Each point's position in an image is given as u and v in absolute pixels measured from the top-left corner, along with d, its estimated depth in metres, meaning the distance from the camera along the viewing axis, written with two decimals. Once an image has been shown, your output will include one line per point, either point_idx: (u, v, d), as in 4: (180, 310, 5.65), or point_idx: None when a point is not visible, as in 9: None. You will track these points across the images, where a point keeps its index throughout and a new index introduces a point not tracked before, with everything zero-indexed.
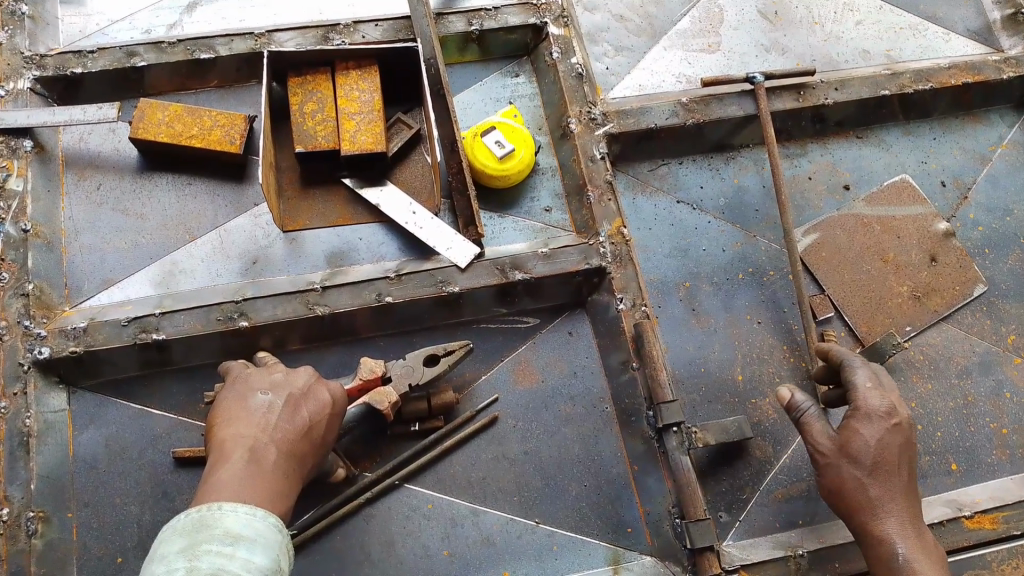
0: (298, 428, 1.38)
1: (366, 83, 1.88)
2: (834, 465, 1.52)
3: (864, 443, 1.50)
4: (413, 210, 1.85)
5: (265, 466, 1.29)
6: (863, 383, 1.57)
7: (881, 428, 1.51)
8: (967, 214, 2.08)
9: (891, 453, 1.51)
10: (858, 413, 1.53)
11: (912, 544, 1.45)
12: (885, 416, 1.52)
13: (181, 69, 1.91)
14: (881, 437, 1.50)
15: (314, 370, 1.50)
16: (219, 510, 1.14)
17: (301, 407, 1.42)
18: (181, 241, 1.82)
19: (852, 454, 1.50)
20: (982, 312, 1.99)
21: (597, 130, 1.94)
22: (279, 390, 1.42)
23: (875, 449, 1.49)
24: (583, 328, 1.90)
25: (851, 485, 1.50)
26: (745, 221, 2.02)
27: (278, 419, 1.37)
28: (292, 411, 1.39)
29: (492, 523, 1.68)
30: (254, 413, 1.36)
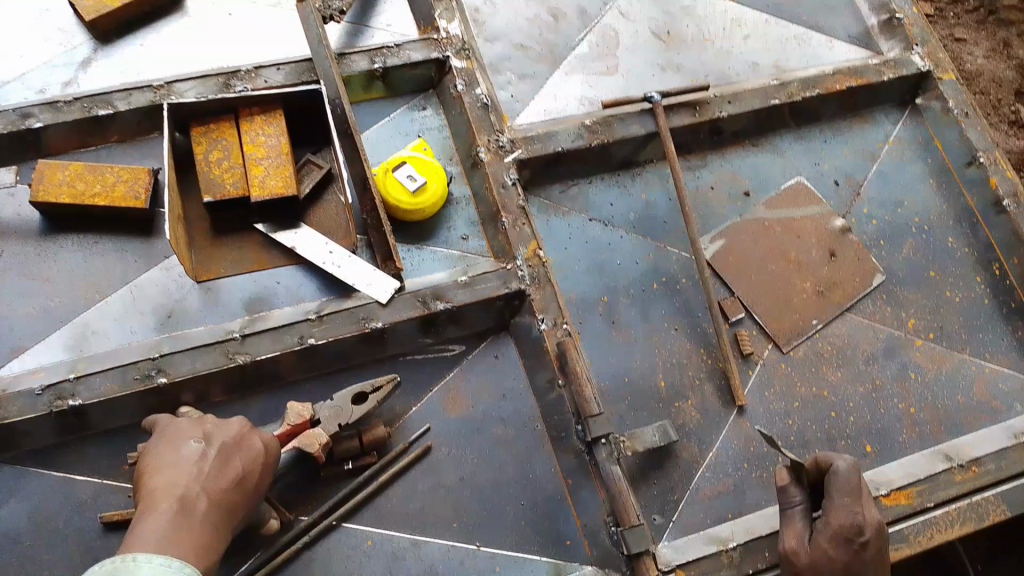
0: (228, 480, 1.39)
1: (272, 127, 1.91)
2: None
3: (833, 563, 1.54)
4: (330, 249, 1.88)
5: (192, 518, 1.30)
6: (835, 499, 1.58)
7: (850, 548, 1.55)
8: (861, 209, 2.20)
9: (858, 570, 1.55)
10: (830, 534, 1.56)
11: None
12: (851, 534, 1.55)
13: (81, 128, 1.89)
14: (849, 557, 1.55)
15: (247, 418, 1.50)
16: (134, 561, 1.14)
17: (234, 458, 1.42)
18: (92, 301, 1.80)
19: (817, 574, 1.55)
20: (883, 301, 2.10)
21: (507, 157, 2.00)
22: (212, 440, 1.42)
23: (839, 572, 1.54)
24: (509, 351, 1.94)
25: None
26: (655, 234, 2.10)
27: (209, 470, 1.37)
28: (224, 462, 1.40)
29: (434, 553, 1.71)
30: (185, 463, 1.36)
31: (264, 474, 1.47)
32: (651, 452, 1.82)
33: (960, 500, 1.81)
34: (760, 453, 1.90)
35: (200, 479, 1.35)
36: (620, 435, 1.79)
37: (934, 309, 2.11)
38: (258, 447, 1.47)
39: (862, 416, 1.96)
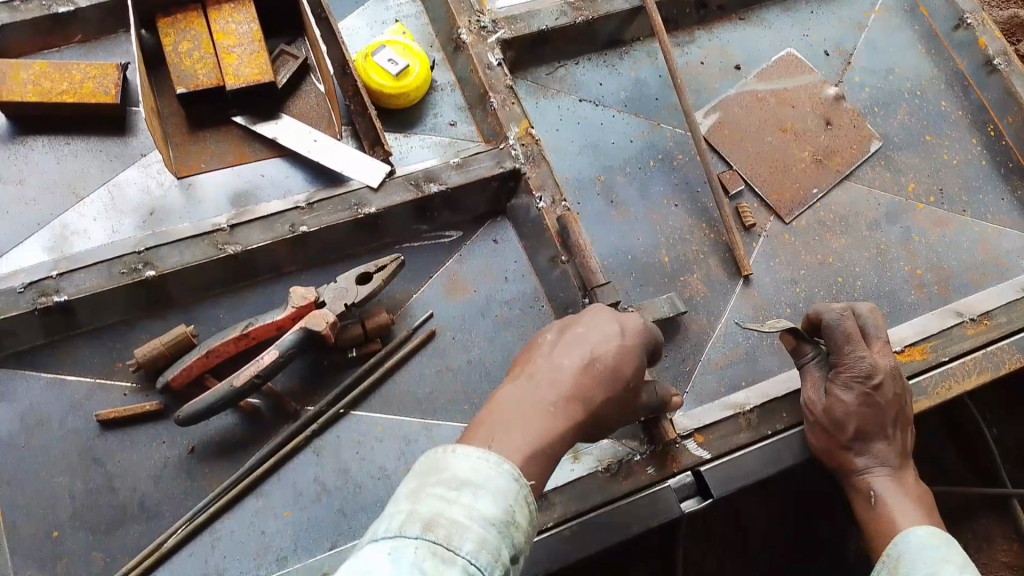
0: (573, 363, 1.22)
1: (242, 15, 1.82)
2: (817, 427, 1.61)
3: (844, 407, 1.57)
4: (315, 138, 1.80)
5: (548, 392, 1.18)
6: (841, 346, 1.60)
7: (862, 392, 1.57)
8: (853, 78, 2.17)
9: (871, 413, 1.58)
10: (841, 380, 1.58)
11: (890, 486, 1.56)
12: (864, 378, 1.57)
13: (40, 27, 1.79)
14: (861, 401, 1.57)
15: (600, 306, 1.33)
16: (453, 452, 1.03)
17: (574, 328, 1.29)
18: (69, 202, 1.72)
19: (831, 422, 1.58)
20: (881, 167, 2.07)
21: (490, 38, 1.92)
22: (612, 325, 1.29)
23: (852, 417, 1.57)
24: (507, 235, 1.88)
25: (834, 439, 1.60)
26: (648, 111, 2.05)
27: (624, 350, 1.27)
28: (644, 335, 1.33)
29: (447, 435, 1.67)
30: (568, 344, 1.25)
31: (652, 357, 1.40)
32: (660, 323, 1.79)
33: (975, 352, 1.77)
34: (770, 321, 1.85)
35: (649, 342, 1.34)
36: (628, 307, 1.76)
37: (932, 172, 2.09)
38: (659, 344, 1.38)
39: (869, 279, 1.93)
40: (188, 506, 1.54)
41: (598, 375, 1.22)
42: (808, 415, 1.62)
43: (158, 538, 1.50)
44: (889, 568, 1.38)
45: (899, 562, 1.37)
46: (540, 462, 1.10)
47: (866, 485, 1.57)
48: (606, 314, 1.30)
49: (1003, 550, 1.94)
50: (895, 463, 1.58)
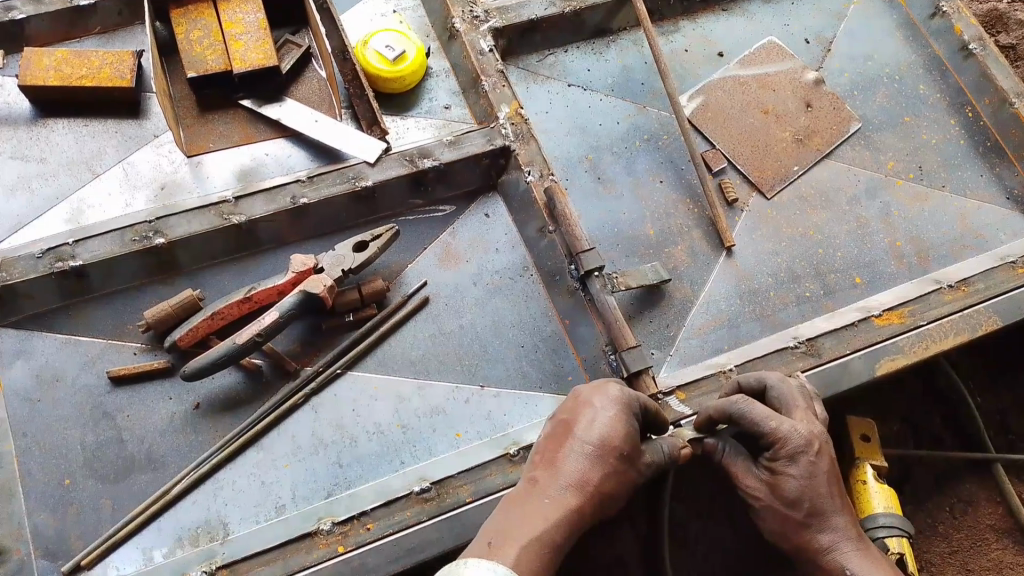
0: (565, 469, 1.32)
1: (249, 5, 1.94)
2: (771, 511, 1.41)
3: (792, 486, 1.38)
4: (316, 119, 1.90)
5: (537, 499, 1.29)
6: (767, 425, 1.39)
7: (806, 465, 1.38)
8: (833, 64, 2.26)
9: (822, 484, 1.39)
10: (782, 456, 1.39)
11: (863, 566, 1.38)
12: (800, 452, 1.38)
13: (63, 19, 1.92)
14: (808, 474, 1.39)
15: (588, 389, 1.41)
16: (466, 564, 1.15)
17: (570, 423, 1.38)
18: (86, 178, 1.83)
19: (785, 502, 1.39)
20: (861, 146, 2.15)
21: (482, 26, 2.03)
22: (603, 398, 1.38)
23: (806, 493, 1.38)
24: (499, 210, 1.97)
25: (791, 523, 1.40)
26: (634, 95, 2.14)
27: (619, 421, 1.36)
28: (637, 399, 1.41)
29: (439, 394, 1.74)
30: (566, 445, 1.35)
31: (649, 422, 1.47)
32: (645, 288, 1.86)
33: (952, 315, 1.82)
34: (751, 289, 1.93)
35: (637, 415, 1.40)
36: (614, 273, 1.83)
37: (912, 151, 2.16)
38: (653, 407, 1.45)
39: (848, 251, 2.01)
40: (193, 458, 1.61)
41: (595, 456, 1.33)
42: (757, 501, 1.43)
43: (163, 487, 1.57)
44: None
45: None
46: (542, 548, 1.23)
47: (840, 568, 1.38)
48: (593, 405, 1.37)
49: (988, 513, 2.02)
50: (857, 543, 1.40)
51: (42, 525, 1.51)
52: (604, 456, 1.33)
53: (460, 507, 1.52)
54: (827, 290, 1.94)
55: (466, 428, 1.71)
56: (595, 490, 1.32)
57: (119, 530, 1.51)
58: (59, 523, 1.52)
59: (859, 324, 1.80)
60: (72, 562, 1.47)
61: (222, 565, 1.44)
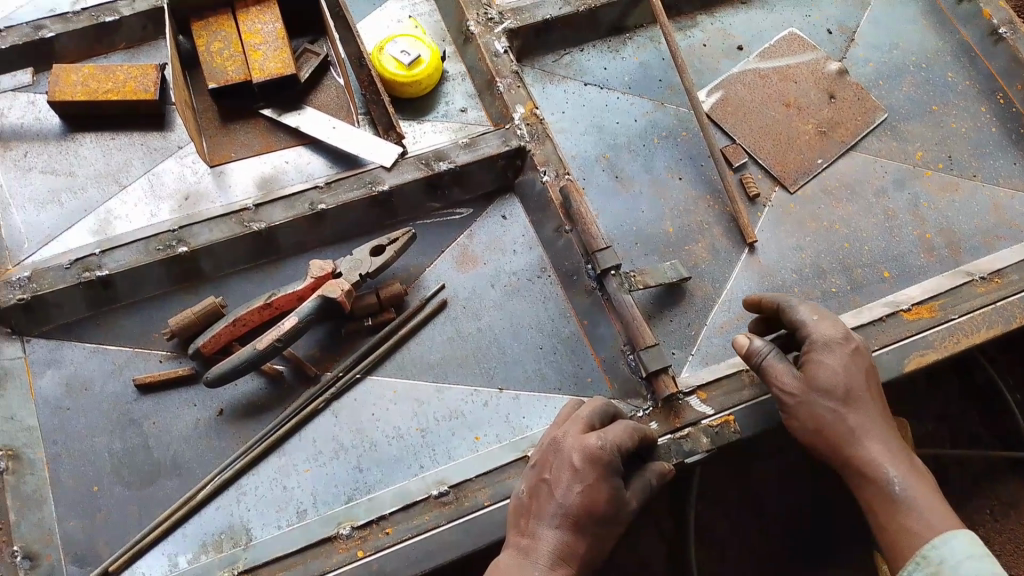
0: (546, 534, 1.29)
1: (267, 16, 1.96)
2: (806, 404, 1.45)
3: (829, 373, 1.44)
4: (334, 125, 1.92)
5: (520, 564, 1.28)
6: (809, 318, 1.52)
7: (843, 356, 1.46)
8: (857, 54, 2.21)
9: (858, 379, 1.45)
10: (816, 345, 1.47)
11: (902, 471, 1.37)
12: (834, 342, 1.47)
13: (89, 35, 1.98)
14: (845, 363, 1.45)
15: (558, 439, 1.36)
16: None
17: (546, 478, 1.34)
18: (113, 191, 1.88)
19: (819, 389, 1.44)
20: (887, 136, 2.10)
21: (497, 28, 2.03)
22: (574, 468, 1.31)
23: (844, 381, 1.43)
24: (516, 211, 1.97)
25: (828, 418, 1.42)
26: (652, 92, 2.12)
27: (592, 492, 1.31)
28: (613, 458, 1.33)
29: (458, 397, 1.75)
30: (546, 505, 1.32)
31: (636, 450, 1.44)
32: (663, 287, 1.84)
33: (984, 308, 1.77)
34: (774, 284, 1.90)
35: (615, 463, 1.34)
36: (631, 272, 1.81)
37: (941, 141, 2.11)
38: (637, 440, 1.40)
39: (876, 244, 1.96)
40: (217, 463, 1.64)
41: (570, 520, 1.29)
42: (790, 396, 1.46)
43: (188, 492, 1.60)
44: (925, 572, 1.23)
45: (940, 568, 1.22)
46: None
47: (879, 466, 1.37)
48: (565, 463, 1.32)
49: None
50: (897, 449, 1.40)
51: (71, 530, 1.55)
52: (582, 528, 1.30)
53: (477, 510, 1.52)
54: (854, 284, 1.90)
55: (486, 430, 1.72)
56: (578, 563, 1.30)
57: (145, 535, 1.54)
58: (89, 528, 1.56)
59: (887, 319, 1.75)
60: (100, 569, 1.51)
61: (244, 570, 1.45)
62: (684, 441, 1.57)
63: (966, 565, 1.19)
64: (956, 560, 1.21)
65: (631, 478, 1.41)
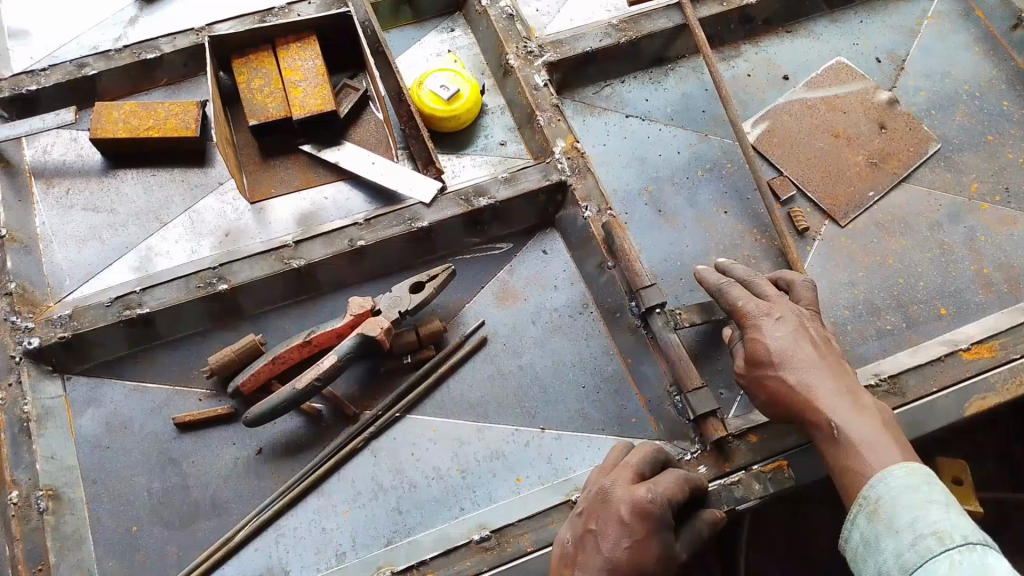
0: None
1: (307, 52, 1.96)
2: (754, 379, 1.47)
3: (758, 344, 1.46)
4: (373, 160, 1.91)
5: None
6: (735, 296, 1.55)
7: (768, 324, 1.47)
8: (907, 83, 2.15)
9: (786, 339, 1.44)
10: (748, 320, 1.50)
11: (847, 414, 1.34)
12: (762, 313, 1.49)
13: (132, 73, 2.00)
14: (771, 331, 1.46)
15: (606, 488, 1.32)
16: None
17: (591, 529, 1.30)
18: (154, 227, 1.88)
19: (758, 361, 1.46)
20: (941, 167, 2.04)
21: (536, 61, 2.01)
22: (623, 522, 1.26)
23: (771, 347, 1.44)
24: (557, 245, 1.94)
25: (772, 383, 1.43)
26: (695, 123, 2.08)
27: (642, 548, 1.25)
28: (664, 511, 1.28)
29: (498, 437, 1.70)
30: (592, 558, 1.27)
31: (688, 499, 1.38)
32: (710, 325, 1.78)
33: None
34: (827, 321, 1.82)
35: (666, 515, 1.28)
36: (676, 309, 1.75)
37: (997, 171, 2.03)
38: (688, 489, 1.34)
39: (932, 280, 1.89)
40: (255, 504, 1.61)
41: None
42: (741, 376, 1.51)
43: (225, 534, 1.57)
44: (866, 511, 1.17)
45: (878, 505, 1.16)
46: None
47: (825, 417, 1.35)
48: (613, 515, 1.28)
49: None
50: (842, 394, 1.38)
51: (109, 572, 1.53)
52: None
53: (521, 557, 1.46)
54: (910, 321, 1.83)
55: (527, 472, 1.67)
56: None
57: None
58: (127, 570, 1.54)
59: (946, 359, 1.67)
60: None
61: None
62: (734, 486, 1.51)
63: (903, 496, 1.13)
64: (893, 494, 1.15)
65: (681, 529, 1.35)
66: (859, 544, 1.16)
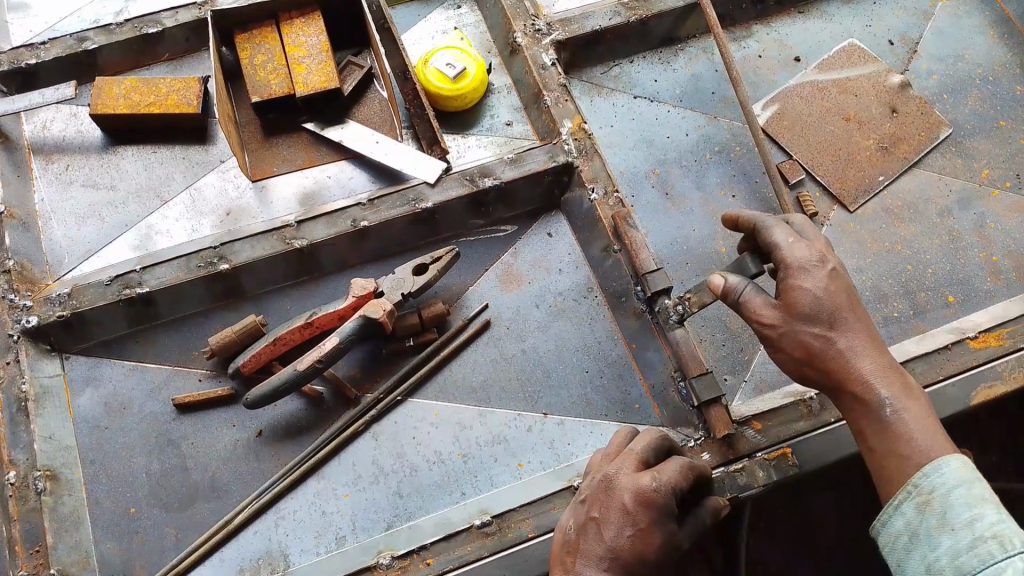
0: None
1: (311, 28, 1.92)
2: (790, 334, 1.31)
3: (807, 296, 1.30)
4: (377, 139, 1.88)
5: None
6: (783, 240, 1.37)
7: (819, 275, 1.31)
8: (920, 66, 2.11)
9: (838, 298, 1.30)
10: (793, 268, 1.33)
11: (895, 391, 1.25)
12: (812, 263, 1.32)
13: (132, 47, 1.96)
14: (823, 283, 1.31)
15: (609, 475, 1.31)
16: None
17: (593, 516, 1.29)
18: (153, 205, 1.86)
19: (803, 317, 1.30)
20: (952, 153, 2.01)
21: (544, 40, 1.97)
22: (626, 510, 1.26)
23: (822, 303, 1.30)
24: (562, 228, 1.91)
25: (816, 345, 1.29)
26: (704, 105, 2.05)
27: (644, 537, 1.25)
28: (667, 500, 1.27)
29: (501, 422, 1.69)
30: (593, 546, 1.27)
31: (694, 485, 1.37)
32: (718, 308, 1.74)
33: None
34: None
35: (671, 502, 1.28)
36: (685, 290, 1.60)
37: (1008, 157, 2.01)
38: (694, 476, 1.34)
39: (941, 267, 1.87)
40: (256, 486, 1.61)
41: (621, 563, 1.24)
42: (770, 327, 1.33)
43: (225, 516, 1.57)
44: (916, 501, 1.10)
45: (931, 496, 1.09)
46: None
47: (872, 391, 1.25)
48: (616, 503, 1.27)
49: None
50: (888, 366, 1.28)
51: (109, 553, 1.53)
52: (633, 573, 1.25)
53: (523, 543, 1.45)
54: (917, 309, 1.81)
55: (529, 456, 1.66)
56: None
57: (183, 559, 1.51)
58: (126, 551, 1.54)
59: (953, 347, 1.65)
60: None
61: None
62: (738, 474, 1.50)
63: (959, 491, 1.06)
64: (948, 488, 1.08)
65: (685, 515, 1.34)
66: (903, 534, 1.09)
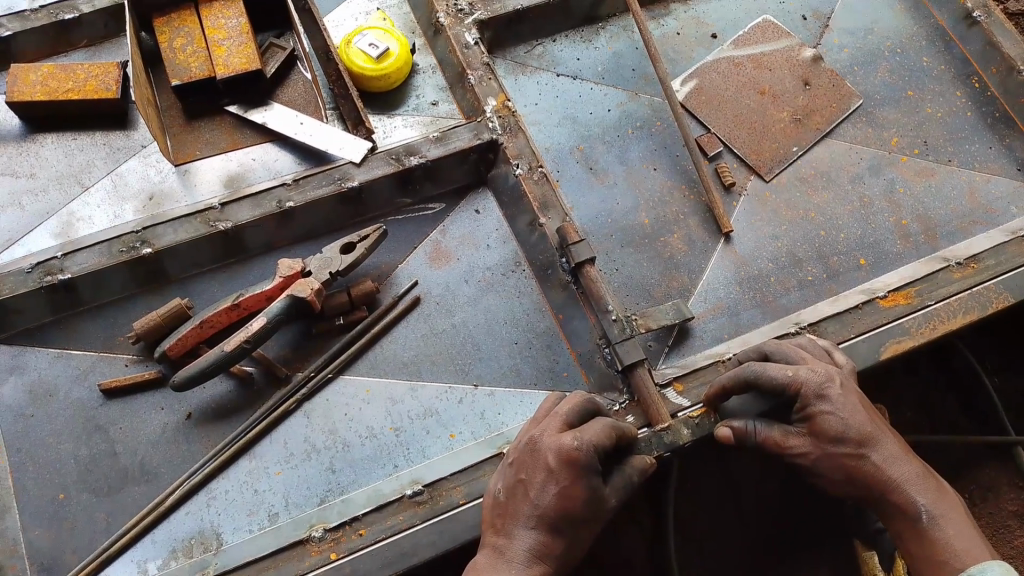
0: (526, 533, 1.29)
1: (230, 10, 1.91)
2: (827, 458, 1.38)
3: (835, 424, 1.36)
4: (301, 121, 1.88)
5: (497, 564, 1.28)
6: (783, 374, 1.40)
7: (837, 399, 1.38)
8: (832, 40, 2.19)
9: (859, 415, 1.37)
10: (811, 399, 1.38)
11: (931, 495, 1.33)
12: (826, 387, 1.38)
13: (48, 33, 1.93)
14: (844, 406, 1.37)
15: (533, 437, 1.33)
16: None
17: (520, 476, 1.33)
18: (74, 192, 1.83)
19: (833, 441, 1.36)
20: (862, 123, 2.09)
21: (467, 20, 2.00)
22: (549, 470, 1.29)
23: (849, 425, 1.36)
24: (489, 205, 1.94)
25: (855, 467, 1.36)
26: (625, 82, 2.10)
27: (568, 494, 1.28)
28: (591, 458, 1.29)
29: (432, 396, 1.72)
30: (522, 506, 1.31)
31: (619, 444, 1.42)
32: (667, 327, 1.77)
33: (961, 294, 1.74)
34: (750, 274, 1.88)
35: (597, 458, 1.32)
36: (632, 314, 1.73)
37: (916, 126, 2.10)
38: (618, 431, 1.38)
39: (852, 232, 1.95)
40: (187, 467, 1.61)
41: (546, 518, 1.29)
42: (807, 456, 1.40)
43: (156, 498, 1.57)
44: None
45: None
46: None
47: (911, 502, 1.33)
48: (540, 462, 1.31)
49: (1008, 498, 1.99)
50: (926, 475, 1.36)
51: (37, 540, 1.52)
52: (558, 527, 1.30)
53: (453, 509, 1.48)
54: (831, 273, 1.88)
55: (460, 428, 1.69)
56: (554, 560, 1.30)
57: (113, 542, 1.51)
58: (56, 537, 1.53)
59: (863, 306, 1.72)
60: None
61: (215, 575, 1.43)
62: (663, 430, 1.53)
63: None
64: None
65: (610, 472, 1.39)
66: None
